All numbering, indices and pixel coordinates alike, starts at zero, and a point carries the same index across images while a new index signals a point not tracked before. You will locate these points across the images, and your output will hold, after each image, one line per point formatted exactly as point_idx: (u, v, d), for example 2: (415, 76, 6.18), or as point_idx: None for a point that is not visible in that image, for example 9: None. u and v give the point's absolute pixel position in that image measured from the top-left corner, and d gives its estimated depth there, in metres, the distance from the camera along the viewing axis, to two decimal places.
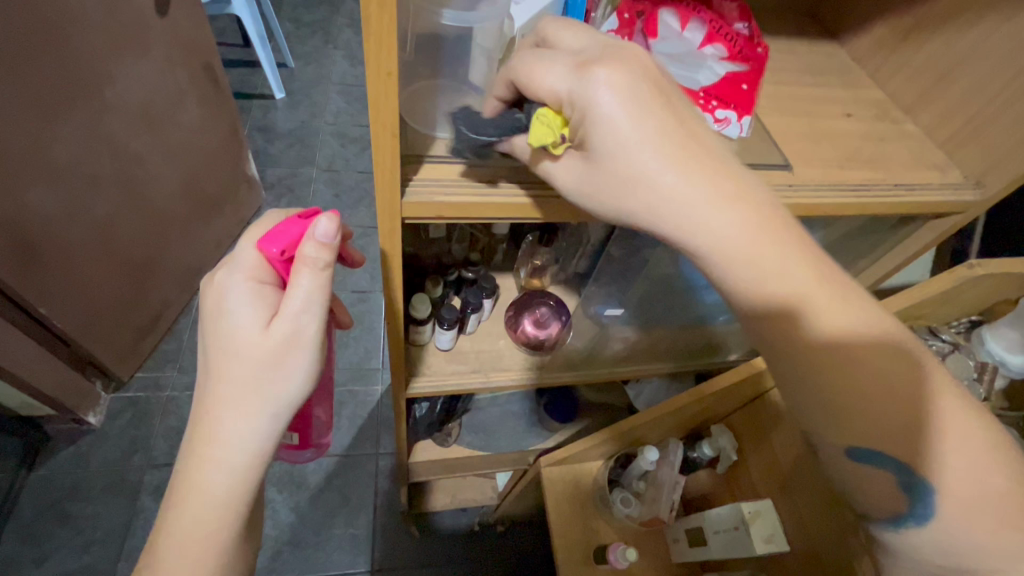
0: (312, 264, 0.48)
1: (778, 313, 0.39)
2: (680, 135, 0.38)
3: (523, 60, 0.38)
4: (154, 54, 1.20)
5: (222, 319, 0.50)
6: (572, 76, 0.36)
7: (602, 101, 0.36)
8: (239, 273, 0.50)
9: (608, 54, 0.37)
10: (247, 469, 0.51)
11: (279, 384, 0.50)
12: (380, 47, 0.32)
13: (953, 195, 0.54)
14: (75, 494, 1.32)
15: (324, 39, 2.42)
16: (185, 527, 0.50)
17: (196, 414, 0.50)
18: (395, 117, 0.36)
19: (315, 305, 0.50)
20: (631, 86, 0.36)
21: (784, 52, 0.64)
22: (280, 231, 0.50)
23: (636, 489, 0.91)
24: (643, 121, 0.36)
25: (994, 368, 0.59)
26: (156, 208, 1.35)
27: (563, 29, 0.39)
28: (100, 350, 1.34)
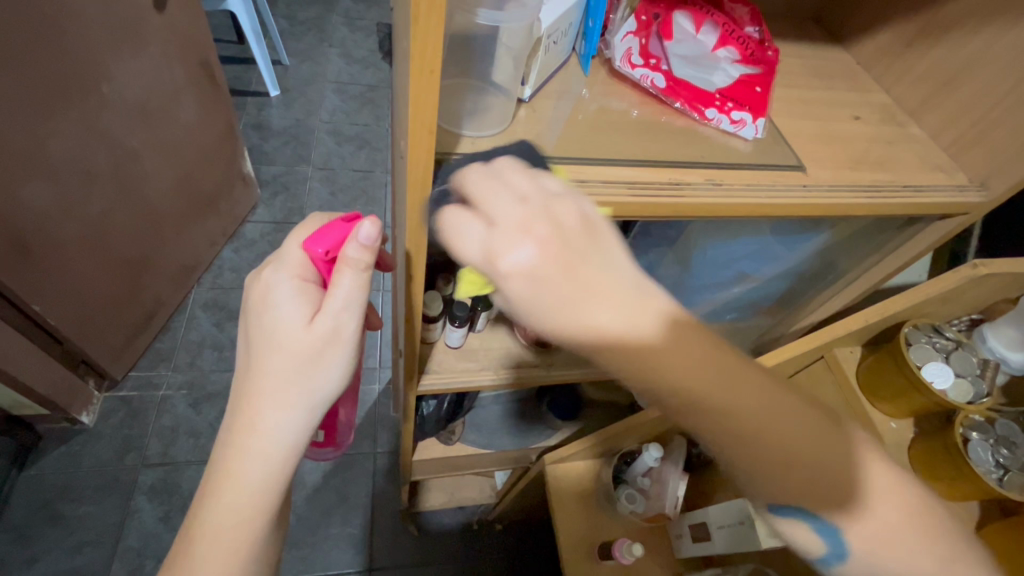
0: (354, 265, 0.49)
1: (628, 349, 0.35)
2: (600, 299, 0.35)
3: (446, 230, 0.38)
4: (149, 49, 1.18)
5: (266, 313, 0.50)
6: (483, 258, 0.36)
7: (511, 287, 0.35)
8: (286, 270, 0.51)
9: (520, 226, 0.35)
10: (283, 460, 0.51)
11: (316, 380, 0.51)
12: (427, 46, 0.33)
13: (959, 196, 0.56)
14: (67, 494, 1.30)
15: (319, 36, 2.41)
16: (221, 516, 0.50)
17: (235, 406, 0.51)
18: (433, 116, 0.36)
19: (355, 304, 0.50)
20: (536, 261, 0.34)
21: (792, 56, 0.65)
22: (325, 231, 0.51)
23: (641, 486, 0.90)
24: (562, 285, 0.34)
25: (995, 364, 0.60)
26: (151, 205, 1.34)
27: (481, 189, 0.37)
28: (94, 349, 1.32)
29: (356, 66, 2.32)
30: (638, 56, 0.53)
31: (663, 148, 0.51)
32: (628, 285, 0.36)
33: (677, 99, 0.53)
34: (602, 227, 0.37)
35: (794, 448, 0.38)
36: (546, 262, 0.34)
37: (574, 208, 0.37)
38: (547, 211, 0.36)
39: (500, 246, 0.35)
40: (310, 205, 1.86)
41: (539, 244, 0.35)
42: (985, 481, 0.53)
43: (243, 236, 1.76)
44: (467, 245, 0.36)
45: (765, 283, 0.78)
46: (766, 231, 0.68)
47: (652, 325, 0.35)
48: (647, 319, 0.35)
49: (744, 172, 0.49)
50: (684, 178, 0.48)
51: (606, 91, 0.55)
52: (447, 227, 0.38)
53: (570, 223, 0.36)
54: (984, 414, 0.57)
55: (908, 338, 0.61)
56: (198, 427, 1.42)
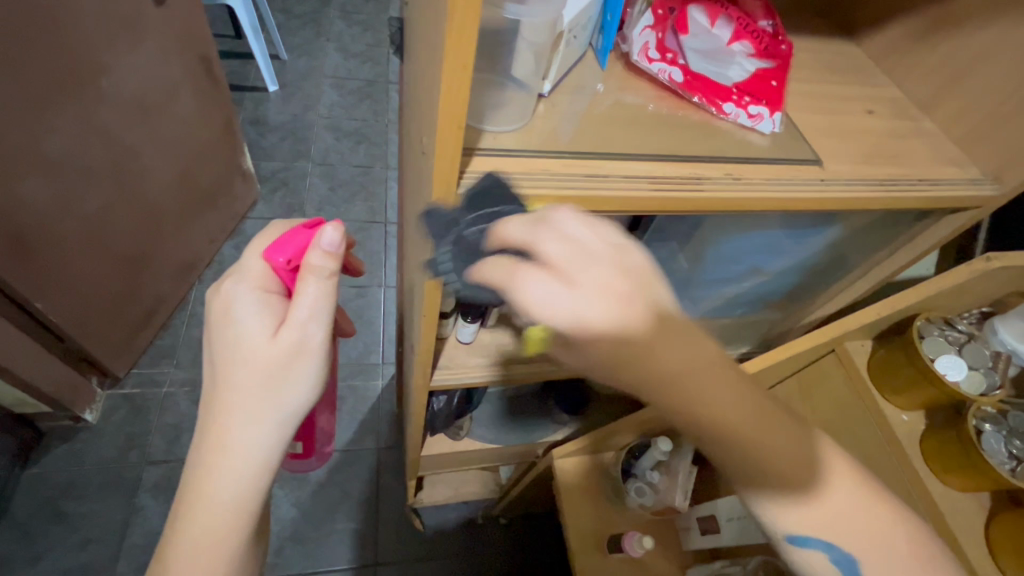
0: (317, 273, 0.49)
1: (678, 383, 0.39)
2: (672, 355, 0.38)
3: (516, 286, 0.36)
4: (148, 44, 1.17)
5: (228, 327, 0.50)
6: (567, 321, 0.36)
7: (599, 346, 0.37)
8: (246, 282, 0.51)
9: (603, 286, 0.36)
10: (254, 476, 0.51)
11: (286, 392, 0.51)
12: (462, 38, 0.32)
13: (973, 189, 0.56)
14: (70, 492, 1.30)
15: (316, 30, 2.39)
16: (195, 536, 0.50)
17: (202, 422, 0.50)
18: (463, 109, 0.36)
19: (321, 313, 0.51)
20: (621, 323, 0.36)
21: (804, 50, 0.65)
22: (285, 241, 0.52)
23: (650, 480, 0.90)
24: (638, 339, 0.37)
25: (1007, 357, 0.60)
26: (150, 202, 1.33)
27: (558, 247, 0.36)
28: (95, 347, 1.32)
29: (354, 61, 2.30)
30: (655, 50, 0.53)
31: (680, 143, 0.51)
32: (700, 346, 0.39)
33: (694, 93, 0.53)
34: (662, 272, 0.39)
35: (810, 477, 0.46)
36: (628, 320, 0.36)
37: (642, 257, 0.38)
38: (623, 266, 0.37)
39: (586, 309, 0.36)
40: (309, 201, 1.85)
41: (620, 303, 0.36)
42: (998, 472, 0.53)
43: (243, 232, 1.75)
44: (544, 305, 0.36)
45: (774, 277, 0.78)
46: (776, 226, 0.68)
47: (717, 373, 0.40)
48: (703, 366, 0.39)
49: (761, 167, 0.50)
50: (702, 173, 0.48)
51: (621, 85, 0.55)
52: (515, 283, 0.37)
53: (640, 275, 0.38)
54: (996, 406, 0.58)
55: (921, 331, 0.62)
56: None
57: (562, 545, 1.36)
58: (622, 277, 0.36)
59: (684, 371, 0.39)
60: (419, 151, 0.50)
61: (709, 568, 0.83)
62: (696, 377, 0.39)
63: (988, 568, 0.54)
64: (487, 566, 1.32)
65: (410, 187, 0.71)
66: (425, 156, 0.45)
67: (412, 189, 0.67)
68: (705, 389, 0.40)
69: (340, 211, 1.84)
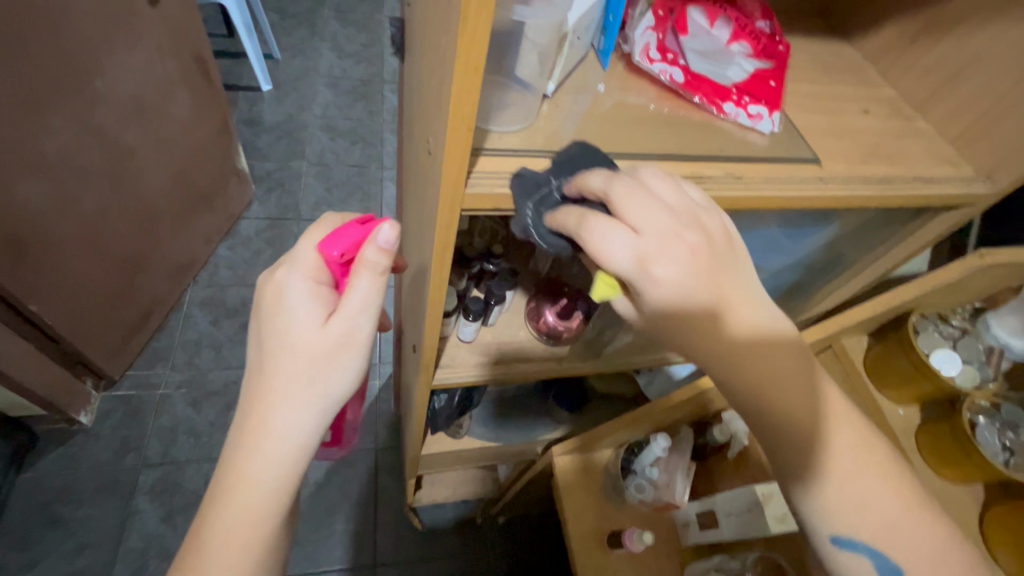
0: (371, 268, 0.52)
1: (726, 335, 0.42)
2: (724, 309, 0.41)
3: (591, 233, 0.40)
4: (143, 43, 1.17)
5: (281, 314, 0.53)
6: (634, 265, 0.39)
7: (660, 293, 0.39)
8: (300, 272, 0.54)
9: (671, 237, 0.39)
10: (293, 462, 0.53)
11: (331, 382, 0.53)
12: (474, 41, 0.33)
13: (966, 188, 0.57)
14: (67, 495, 1.29)
15: (310, 30, 2.38)
16: (229, 520, 0.51)
17: (247, 405, 0.53)
18: (473, 110, 0.36)
19: (371, 308, 0.53)
20: (685, 272, 0.39)
21: (800, 51, 0.66)
22: (340, 235, 0.54)
23: (650, 477, 0.91)
24: (699, 294, 0.40)
25: (1000, 351, 0.62)
26: (146, 202, 1.32)
27: (632, 198, 0.40)
28: (91, 349, 1.31)
29: (349, 61, 2.30)
30: (656, 51, 0.54)
31: (682, 143, 0.51)
32: (750, 306, 0.43)
33: (696, 93, 0.54)
34: (728, 237, 0.43)
35: (844, 467, 0.46)
36: (693, 274, 0.40)
37: (708, 221, 0.42)
38: (690, 223, 0.41)
39: (653, 255, 0.39)
40: (305, 201, 1.84)
41: (688, 256, 0.40)
42: (992, 463, 0.54)
43: (238, 233, 1.74)
44: (615, 251, 0.39)
45: (772, 274, 0.79)
46: (773, 225, 0.69)
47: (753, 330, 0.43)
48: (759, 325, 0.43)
49: (762, 166, 0.50)
50: (705, 172, 0.49)
51: (622, 86, 0.55)
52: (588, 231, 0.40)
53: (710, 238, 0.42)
54: (990, 399, 0.59)
55: (917, 326, 0.64)
56: (198, 425, 1.41)
57: (560, 542, 1.37)
58: (693, 235, 0.40)
59: (733, 323, 0.42)
60: (425, 152, 0.50)
61: (708, 563, 0.84)
62: (738, 329, 0.42)
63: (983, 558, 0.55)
64: (486, 564, 1.33)
65: (412, 187, 0.72)
66: (432, 157, 0.45)
67: (415, 190, 0.67)
68: (746, 347, 0.42)
69: (336, 211, 1.84)
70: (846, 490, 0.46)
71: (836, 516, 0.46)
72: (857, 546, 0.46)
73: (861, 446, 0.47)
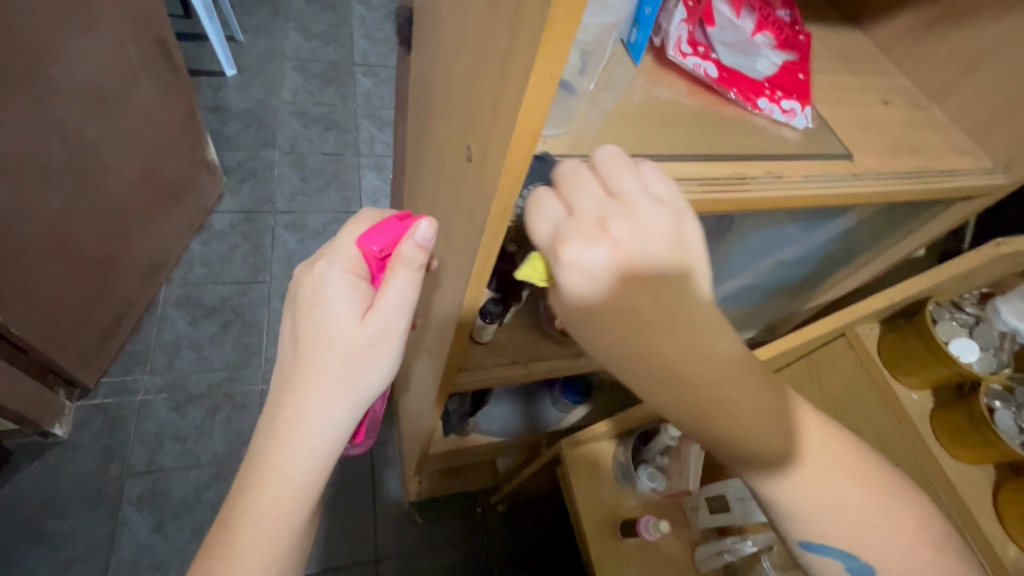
0: (408, 264, 0.51)
1: (663, 341, 0.41)
2: (639, 306, 0.41)
3: (525, 204, 0.43)
4: (101, 28, 1.08)
5: (320, 307, 0.53)
6: (550, 240, 0.41)
7: (566, 273, 0.40)
8: (339, 265, 0.54)
9: (598, 224, 0.40)
10: (325, 453, 0.54)
11: (364, 376, 0.54)
12: (553, 52, 0.31)
13: (987, 179, 0.58)
14: (48, 510, 1.23)
15: (273, 9, 2.25)
16: (260, 507, 0.53)
17: (282, 396, 0.53)
18: (540, 123, 0.35)
19: (406, 303, 0.53)
20: (601, 259, 0.40)
21: (817, 39, 0.65)
22: (380, 230, 0.53)
23: (660, 465, 0.94)
24: (608, 286, 0.40)
25: (1011, 336, 0.64)
26: (112, 198, 1.24)
27: (576, 182, 0.42)
28: (63, 357, 1.24)
29: (316, 43, 2.19)
30: (687, 44, 0.52)
31: (721, 142, 0.50)
32: (680, 304, 0.42)
33: (732, 88, 0.52)
34: (677, 247, 0.41)
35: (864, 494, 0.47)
36: (607, 262, 0.40)
37: (663, 221, 0.41)
38: (629, 217, 0.40)
39: (570, 234, 0.40)
40: (279, 192, 1.77)
41: (608, 246, 0.40)
42: (1009, 445, 0.57)
43: (212, 227, 1.66)
44: (538, 223, 0.42)
45: (784, 264, 0.80)
46: (788, 220, 0.70)
47: (675, 322, 0.41)
48: (689, 335, 0.42)
49: (799, 163, 0.50)
50: (747, 172, 0.48)
51: (652, 81, 0.53)
52: (526, 201, 0.43)
53: (651, 238, 0.40)
54: (1003, 383, 0.61)
55: (934, 315, 0.66)
56: (183, 431, 1.36)
57: (562, 526, 1.39)
58: (620, 226, 0.40)
59: (677, 329, 0.41)
60: (460, 157, 0.48)
61: (719, 545, 0.85)
62: (654, 322, 0.41)
63: (998, 534, 0.58)
64: (489, 553, 1.34)
65: (424, 186, 0.69)
66: (477, 164, 0.43)
67: (431, 190, 0.65)
68: (703, 364, 0.42)
69: (313, 202, 1.77)
70: (816, 501, 0.47)
71: (811, 526, 0.47)
72: (825, 549, 0.48)
73: (829, 455, 0.47)
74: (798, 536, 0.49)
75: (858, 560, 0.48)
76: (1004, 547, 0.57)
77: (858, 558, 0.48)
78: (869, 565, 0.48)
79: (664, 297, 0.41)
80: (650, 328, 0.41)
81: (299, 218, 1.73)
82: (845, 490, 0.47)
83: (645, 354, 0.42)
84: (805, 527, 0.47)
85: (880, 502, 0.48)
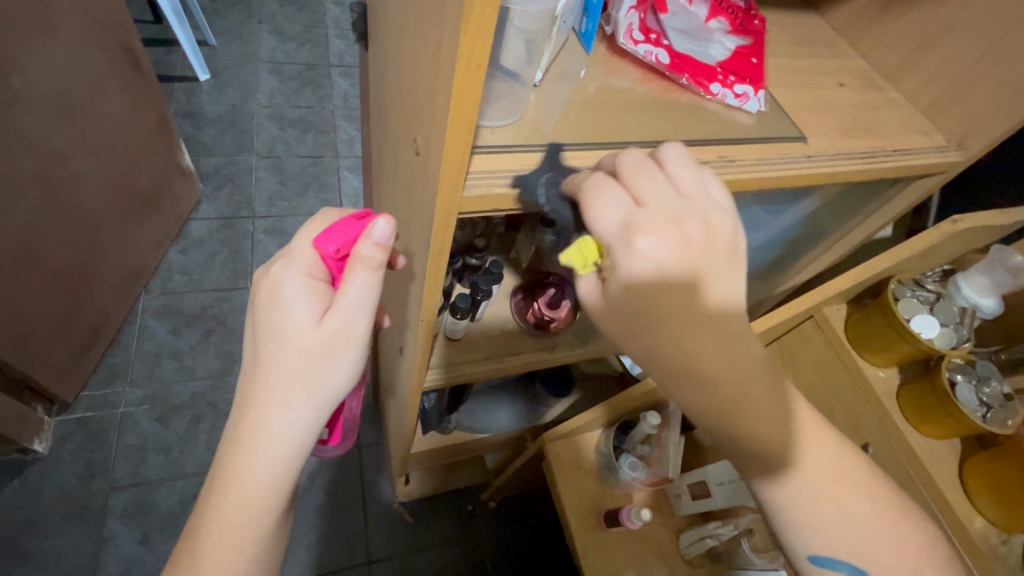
0: (366, 264, 0.51)
1: (716, 347, 0.42)
2: (707, 302, 0.41)
3: (590, 188, 0.40)
4: (64, 36, 1.06)
5: (277, 310, 0.52)
6: (622, 227, 0.39)
7: (637, 265, 0.39)
8: (295, 267, 0.53)
9: (674, 219, 0.40)
10: (289, 458, 0.53)
11: (326, 379, 0.53)
12: (476, 37, 0.31)
13: (940, 157, 0.59)
14: (31, 528, 1.21)
15: (246, 12, 2.22)
16: (225, 515, 0.52)
17: (243, 402, 0.53)
18: (474, 112, 0.35)
19: (366, 302, 0.52)
20: (674, 251, 0.39)
21: (775, 24, 0.65)
22: (335, 231, 0.53)
23: (640, 453, 0.95)
24: (676, 279, 0.40)
25: (972, 311, 0.65)
26: (84, 208, 1.22)
27: (640, 172, 0.41)
28: (39, 372, 1.21)
29: (291, 44, 2.17)
30: (638, 32, 0.52)
31: (675, 127, 0.50)
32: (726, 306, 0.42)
33: (682, 74, 0.52)
34: (732, 247, 0.43)
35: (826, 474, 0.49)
36: (677, 257, 0.39)
37: (723, 222, 0.42)
38: (699, 215, 0.41)
39: (642, 226, 0.39)
40: (258, 197, 1.75)
41: (680, 242, 0.39)
42: (971, 418, 0.57)
43: (189, 235, 1.64)
44: (608, 211, 0.40)
45: (754, 249, 0.81)
46: (754, 204, 0.71)
47: (727, 319, 0.42)
48: (737, 338, 0.42)
49: (751, 146, 0.50)
50: (698, 157, 0.48)
51: (606, 70, 0.53)
52: (591, 185, 0.40)
53: (717, 239, 0.41)
54: (965, 357, 0.62)
55: (896, 293, 0.66)
56: (167, 442, 1.34)
57: (553, 519, 1.40)
58: (694, 224, 0.40)
59: (723, 340, 0.42)
60: (411, 151, 0.48)
61: (702, 530, 0.86)
62: (717, 321, 0.41)
63: (965, 507, 0.59)
64: (482, 551, 1.33)
65: (388, 183, 0.69)
66: (423, 157, 0.43)
67: (395, 187, 0.64)
68: (746, 380, 0.43)
69: (292, 206, 1.75)
70: (828, 517, 0.48)
71: (822, 543, 0.48)
72: (835, 562, 0.48)
73: (844, 474, 0.49)
74: (807, 551, 0.49)
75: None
76: (970, 519, 0.58)
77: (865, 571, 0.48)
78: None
79: (727, 297, 0.42)
80: (714, 329, 0.41)
81: (278, 222, 1.71)
82: (857, 506, 0.48)
83: (692, 349, 0.41)
84: (816, 541, 0.48)
85: (873, 506, 0.49)
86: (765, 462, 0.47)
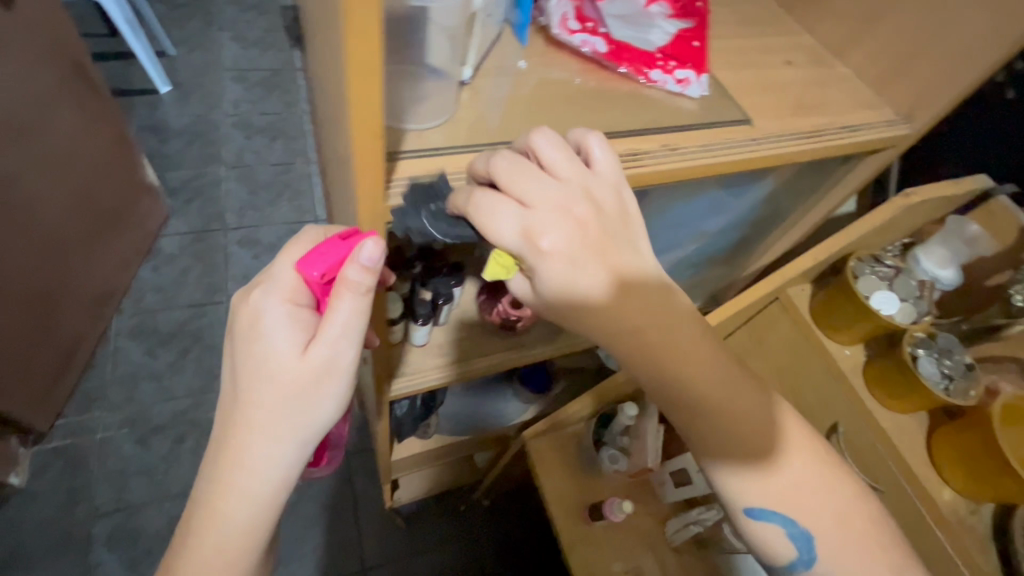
0: (353, 288, 0.46)
1: (633, 290, 0.41)
2: (613, 274, 0.40)
3: (476, 206, 0.39)
4: (8, 56, 1.02)
5: (256, 341, 0.49)
6: (521, 239, 0.39)
7: (550, 268, 0.39)
8: (277, 295, 0.49)
9: (561, 209, 0.39)
10: (274, 495, 0.50)
11: (312, 412, 0.50)
12: (366, 40, 0.31)
13: (888, 130, 0.59)
14: (14, 561, 1.18)
15: (205, 19, 2.17)
16: (202, 557, 0.49)
17: (222, 439, 0.50)
18: (375, 113, 0.35)
19: (353, 330, 0.48)
20: (571, 242, 0.39)
21: (723, 4, 0.64)
22: (320, 253, 0.48)
23: (620, 445, 0.92)
24: (591, 268, 0.39)
25: (931, 283, 0.66)
26: (45, 232, 1.18)
27: (515, 171, 0.39)
28: (11, 404, 1.18)
29: (253, 50, 2.11)
30: (574, 21, 0.52)
31: (615, 118, 0.49)
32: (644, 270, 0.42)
33: (621, 62, 0.51)
34: (629, 215, 0.42)
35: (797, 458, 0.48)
36: (580, 245, 0.39)
37: (608, 193, 0.41)
38: (583, 195, 0.40)
39: (538, 228, 0.38)
40: (228, 208, 1.71)
41: (576, 229, 0.39)
42: (932, 391, 0.58)
43: (160, 252, 1.60)
44: (501, 225, 0.39)
45: (718, 233, 0.81)
46: (716, 188, 0.70)
47: (634, 278, 0.41)
48: (640, 295, 0.41)
49: (695, 133, 0.49)
50: (641, 147, 0.47)
51: (545, 62, 0.52)
52: (473, 200, 0.39)
53: (607, 211, 0.41)
54: (926, 331, 0.62)
55: (855, 271, 0.66)
56: (149, 464, 1.31)
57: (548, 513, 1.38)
58: (583, 207, 0.39)
59: (627, 285, 0.41)
60: (342, 159, 0.46)
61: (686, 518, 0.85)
62: (631, 290, 0.41)
63: (934, 479, 0.59)
64: (478, 550, 1.33)
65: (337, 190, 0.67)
66: (347, 163, 0.42)
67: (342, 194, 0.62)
68: (671, 336, 0.43)
69: (265, 215, 1.72)
70: (781, 486, 0.46)
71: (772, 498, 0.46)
72: (768, 515, 0.47)
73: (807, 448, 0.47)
74: (741, 506, 0.48)
75: (798, 528, 0.47)
76: (939, 490, 0.59)
77: (798, 524, 0.47)
78: (808, 533, 0.47)
79: (638, 268, 0.42)
80: (622, 297, 0.41)
81: (250, 233, 1.68)
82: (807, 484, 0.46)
83: (618, 320, 0.41)
84: (747, 491, 0.47)
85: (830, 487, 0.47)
86: (723, 435, 0.45)
